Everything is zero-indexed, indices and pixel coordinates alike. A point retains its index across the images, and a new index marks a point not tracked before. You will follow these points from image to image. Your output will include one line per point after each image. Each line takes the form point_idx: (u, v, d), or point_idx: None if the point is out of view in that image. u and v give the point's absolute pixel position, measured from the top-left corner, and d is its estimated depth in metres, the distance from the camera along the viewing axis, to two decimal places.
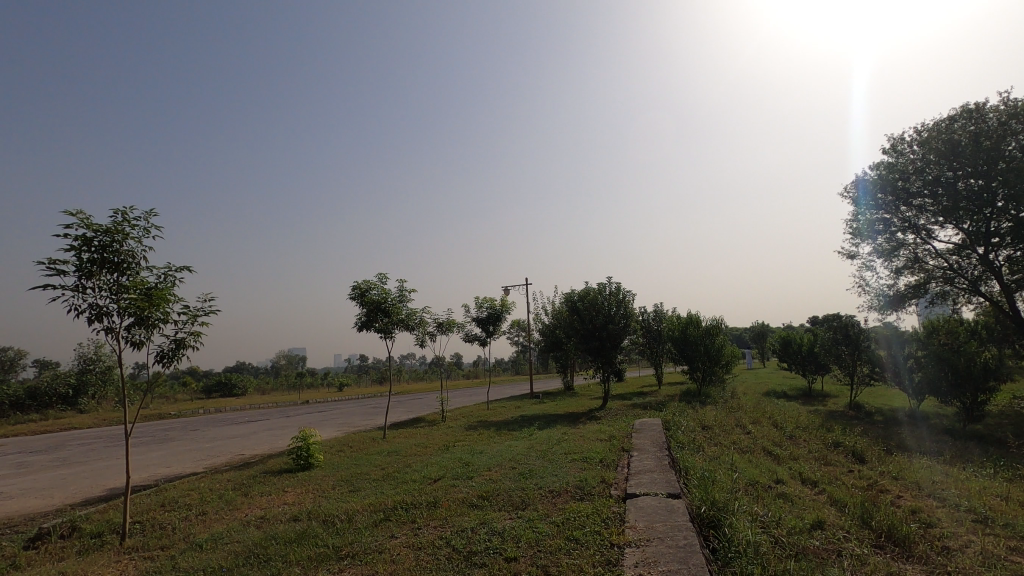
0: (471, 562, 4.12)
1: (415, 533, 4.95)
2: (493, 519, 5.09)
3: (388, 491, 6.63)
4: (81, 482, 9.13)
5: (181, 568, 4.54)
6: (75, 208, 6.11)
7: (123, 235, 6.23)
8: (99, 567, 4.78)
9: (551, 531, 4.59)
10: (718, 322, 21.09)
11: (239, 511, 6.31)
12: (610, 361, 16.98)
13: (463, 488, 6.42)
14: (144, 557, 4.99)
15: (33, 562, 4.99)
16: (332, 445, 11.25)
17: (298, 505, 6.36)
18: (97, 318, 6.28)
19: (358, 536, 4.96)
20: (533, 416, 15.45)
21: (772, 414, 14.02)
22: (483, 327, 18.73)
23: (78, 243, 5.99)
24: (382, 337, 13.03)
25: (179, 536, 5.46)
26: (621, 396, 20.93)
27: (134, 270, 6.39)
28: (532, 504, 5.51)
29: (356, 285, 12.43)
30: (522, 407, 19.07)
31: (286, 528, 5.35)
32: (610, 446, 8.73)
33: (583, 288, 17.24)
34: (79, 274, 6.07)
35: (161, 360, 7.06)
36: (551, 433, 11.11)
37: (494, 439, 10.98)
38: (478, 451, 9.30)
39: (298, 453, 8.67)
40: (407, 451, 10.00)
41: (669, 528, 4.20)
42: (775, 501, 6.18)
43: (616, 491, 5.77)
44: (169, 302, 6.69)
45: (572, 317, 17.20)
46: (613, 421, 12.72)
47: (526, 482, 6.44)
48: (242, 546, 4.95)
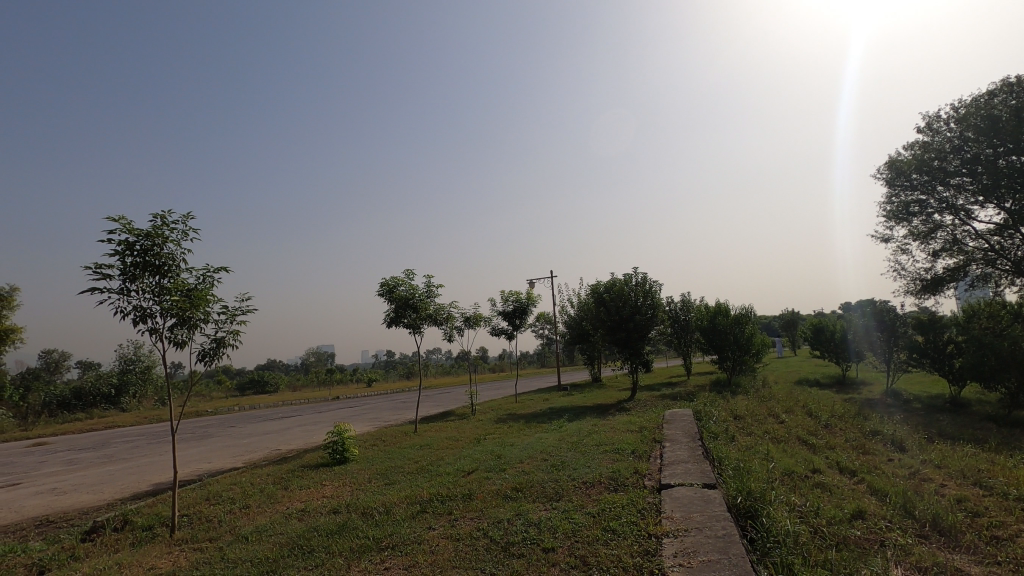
0: (509, 553, 4.17)
1: (452, 525, 5.02)
2: (528, 510, 5.13)
3: (423, 484, 6.70)
4: (128, 477, 9.48)
5: (230, 560, 4.69)
6: (118, 214, 6.33)
7: (163, 239, 6.41)
8: (152, 559, 4.96)
9: (587, 522, 4.61)
10: (748, 310, 20.75)
11: (281, 504, 6.49)
12: (637, 352, 16.87)
13: (496, 480, 6.47)
14: (193, 549, 5.18)
15: (90, 554, 5.23)
16: (365, 440, 11.42)
17: (336, 498, 6.50)
18: (141, 319, 6.50)
19: (397, 527, 5.05)
20: (562, 408, 15.48)
21: (806, 403, 13.76)
22: (510, 321, 18.78)
23: (122, 248, 6.20)
24: (411, 332, 13.15)
25: (225, 529, 5.65)
26: (649, 387, 20.80)
27: (174, 272, 6.59)
28: (566, 495, 5.53)
29: (384, 282, 12.59)
30: (551, 399, 19.09)
31: (327, 521, 5.49)
32: (642, 437, 8.67)
33: (609, 279, 17.14)
34: (123, 278, 6.30)
35: (203, 359, 7.28)
36: (581, 425, 11.08)
37: (524, 431, 11.02)
38: (509, 443, 9.36)
39: (334, 448, 8.84)
40: (439, 444, 10.10)
41: (707, 518, 4.17)
42: (813, 490, 6.07)
43: (649, 482, 5.75)
44: (209, 303, 6.88)
45: (598, 309, 17.13)
46: (642, 412, 12.65)
47: (560, 474, 6.45)
48: (286, 537, 5.10)
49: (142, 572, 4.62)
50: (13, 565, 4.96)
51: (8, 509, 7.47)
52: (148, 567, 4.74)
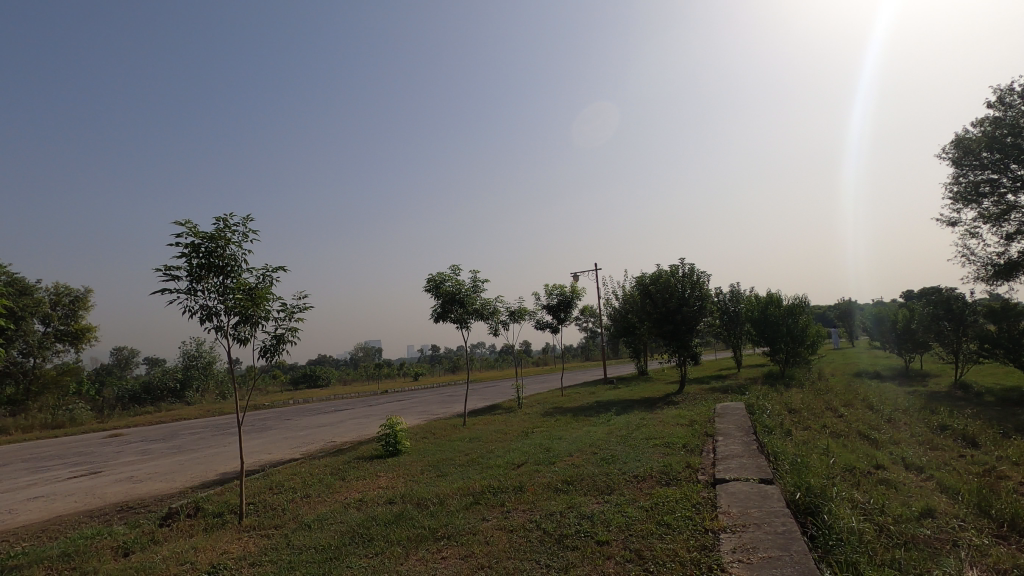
0: (563, 545, 4.20)
1: (506, 517, 5.09)
2: (580, 503, 5.14)
3: (475, 476, 6.81)
4: (196, 467, 10.04)
5: (295, 546, 4.90)
6: (184, 218, 6.70)
7: (225, 241, 6.72)
8: (223, 543, 5.25)
9: (640, 516, 4.58)
10: (802, 300, 20.00)
11: (339, 494, 6.73)
12: (686, 344, 16.53)
13: (547, 473, 6.50)
14: (261, 535, 5.44)
15: (168, 538, 5.57)
16: (416, 432, 11.64)
17: (391, 489, 6.68)
18: (207, 318, 6.84)
19: (452, 518, 5.16)
20: (609, 402, 15.37)
21: (866, 396, 13.17)
22: (555, 315, 18.75)
23: (188, 249, 6.54)
24: (458, 327, 13.32)
25: (289, 517, 5.91)
26: (698, 380, 20.39)
27: (236, 272, 6.90)
28: (618, 489, 5.50)
29: (431, 277, 12.81)
30: (597, 392, 18.96)
31: (384, 510, 5.66)
32: (693, 430, 8.52)
33: (655, 271, 16.88)
34: (190, 278, 6.65)
35: (264, 354, 7.61)
36: (629, 418, 10.97)
37: (572, 425, 11.01)
38: (557, 437, 9.37)
39: (387, 440, 9.08)
40: (488, 437, 10.20)
41: (765, 514, 4.07)
42: (876, 487, 5.82)
43: (703, 477, 5.66)
44: (268, 301, 7.18)
45: (644, 302, 16.89)
46: (692, 405, 12.42)
47: (610, 467, 6.42)
48: (347, 526, 5.28)
49: (216, 556, 4.90)
50: (102, 547, 5.36)
51: (93, 495, 8.05)
52: (221, 551, 5.01)
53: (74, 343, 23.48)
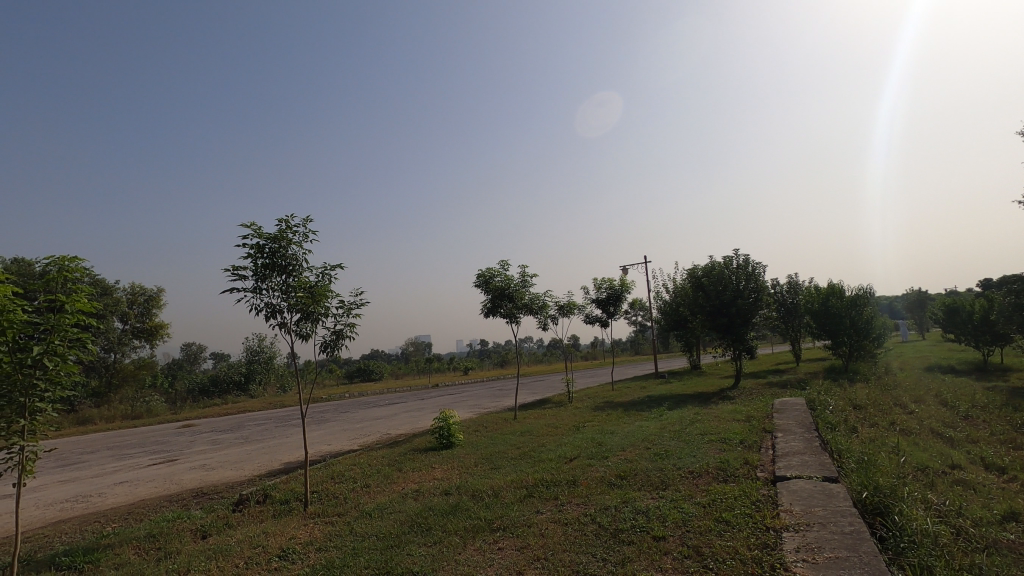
0: (618, 539, 4.19)
1: (560, 510, 5.11)
2: (635, 498, 5.10)
3: (528, 469, 6.86)
4: (262, 456, 10.58)
5: (357, 534, 5.10)
6: (249, 220, 7.04)
7: (287, 241, 7.03)
8: (291, 529, 5.51)
9: (697, 512, 4.51)
10: (866, 291, 19.01)
11: (397, 485, 6.93)
12: (741, 338, 16.01)
13: (600, 467, 6.48)
14: (325, 522, 5.69)
15: (241, 522, 5.91)
16: (468, 426, 11.81)
17: (446, 480, 6.83)
18: (272, 315, 7.18)
19: (507, 510, 5.23)
20: (661, 396, 15.11)
21: (940, 392, 12.38)
22: (604, 309, 18.59)
23: (254, 250, 6.88)
24: (508, 321, 13.42)
25: (351, 505, 6.15)
26: (754, 374, 19.75)
27: (298, 270, 7.20)
28: (673, 484, 5.43)
29: (480, 273, 12.97)
30: (648, 387, 18.67)
31: (441, 501, 5.80)
32: (750, 426, 8.28)
33: (708, 263, 16.47)
34: (256, 278, 6.99)
35: (325, 349, 7.91)
36: (683, 413, 10.76)
37: (624, 419, 10.90)
38: (609, 431, 9.30)
39: (440, 432, 9.27)
40: (540, 431, 10.25)
41: (831, 513, 3.93)
42: (952, 488, 5.49)
43: (762, 474, 5.50)
44: (328, 298, 7.46)
45: (697, 295, 16.51)
46: (748, 400, 12.04)
47: (664, 463, 6.34)
48: (406, 515, 5.45)
49: (285, 541, 5.16)
50: (182, 530, 5.74)
51: (171, 481, 8.62)
52: (289, 537, 5.28)
53: (149, 339, 25.13)
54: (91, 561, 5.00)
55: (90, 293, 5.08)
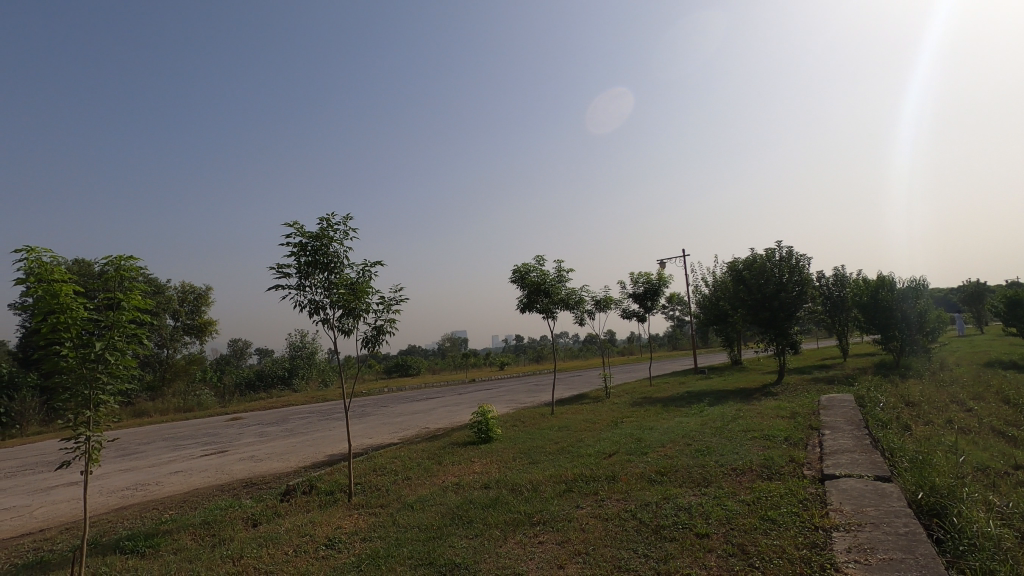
0: (660, 536, 4.14)
1: (600, 505, 5.09)
2: (676, 494, 5.03)
3: (566, 464, 6.86)
4: (307, 448, 10.90)
5: (400, 525, 5.21)
6: (292, 220, 7.27)
7: (329, 239, 7.20)
8: (337, 519, 5.67)
9: (742, 509, 4.42)
10: (920, 284, 18.12)
11: (437, 478, 7.03)
12: (785, 332, 15.54)
13: (640, 463, 6.41)
14: (369, 513, 5.83)
15: (289, 512, 6.11)
16: (506, 420, 11.88)
17: (486, 474, 6.89)
18: (315, 311, 7.38)
19: (547, 504, 5.25)
20: (701, 392, 14.82)
21: (1001, 388, 11.73)
22: (641, 303, 18.36)
23: (297, 248, 7.08)
24: (544, 317, 13.42)
25: (393, 497, 6.27)
26: (798, 370, 19.20)
27: (339, 268, 7.38)
28: (716, 481, 5.33)
29: (516, 269, 13.00)
30: (687, 382, 18.34)
31: (481, 495, 5.85)
32: (796, 423, 8.05)
33: (749, 255, 16.06)
34: (300, 275, 7.19)
35: (366, 345, 8.09)
36: (724, 409, 10.55)
37: (664, 415, 10.75)
38: (648, 427, 9.19)
39: (479, 427, 9.35)
40: (577, 426, 10.21)
41: (884, 513, 3.79)
42: (1017, 490, 5.20)
43: (809, 471, 5.34)
44: (368, 295, 7.61)
45: (738, 288, 16.13)
46: (793, 396, 11.69)
47: (706, 459, 6.23)
48: (447, 508, 5.53)
49: (331, 530, 5.31)
50: (234, 518, 5.97)
51: (222, 472, 8.98)
52: (335, 526, 5.43)
53: (199, 336, 26.21)
54: (151, 546, 5.27)
55: (145, 291, 5.30)
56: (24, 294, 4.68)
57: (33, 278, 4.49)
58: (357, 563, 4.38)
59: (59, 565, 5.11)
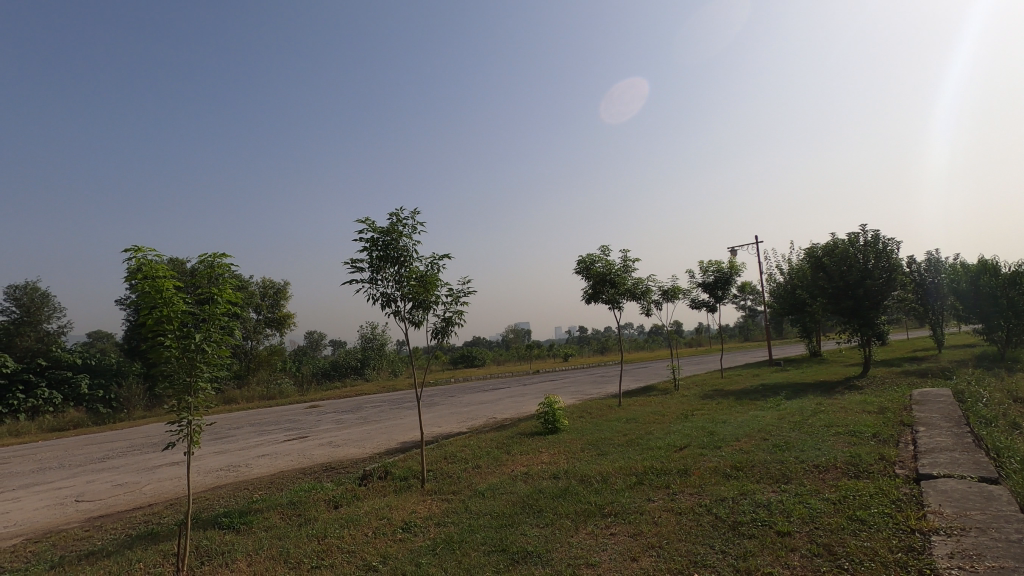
0: (738, 532, 4.01)
1: (672, 499, 4.99)
2: (754, 490, 4.84)
3: (636, 457, 6.76)
4: (380, 435, 11.36)
5: (472, 511, 5.33)
6: (364, 217, 7.55)
7: (398, 234, 7.42)
8: (411, 504, 5.89)
9: (827, 508, 4.20)
10: None
11: (506, 467, 7.13)
12: (870, 323, 14.56)
13: (713, 458, 6.21)
14: (442, 499, 6.00)
15: (366, 495, 6.40)
16: (572, 412, 11.86)
17: (554, 464, 6.92)
18: (387, 304, 7.65)
19: (617, 496, 5.20)
20: (776, 385, 14.19)
21: None
22: (711, 293, 17.74)
23: (369, 244, 7.36)
24: (610, 308, 13.25)
25: (464, 484, 6.43)
26: (885, 362, 17.94)
27: (409, 261, 7.59)
28: (796, 478, 5.09)
29: (581, 259, 12.92)
30: (761, 375, 17.59)
31: (550, 485, 5.89)
32: (885, 418, 7.53)
33: (830, 241, 15.14)
34: (372, 269, 7.48)
35: (436, 336, 8.30)
36: (804, 403, 10.02)
37: (737, 408, 10.37)
38: (721, 420, 8.90)
39: (546, 417, 9.38)
40: (646, 419, 10.05)
41: (991, 518, 3.48)
42: None
43: (902, 470, 4.99)
44: (437, 287, 7.79)
45: (817, 276, 15.28)
46: (880, 390, 10.94)
47: (785, 455, 5.95)
48: (517, 496, 5.60)
49: (407, 515, 5.52)
50: (317, 499, 6.33)
51: (304, 456, 9.52)
52: (410, 511, 5.64)
53: (279, 328, 27.83)
54: (245, 523, 5.68)
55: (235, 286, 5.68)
56: (133, 289, 5.14)
57: (140, 275, 4.91)
58: (433, 547, 4.53)
59: (166, 536, 5.62)
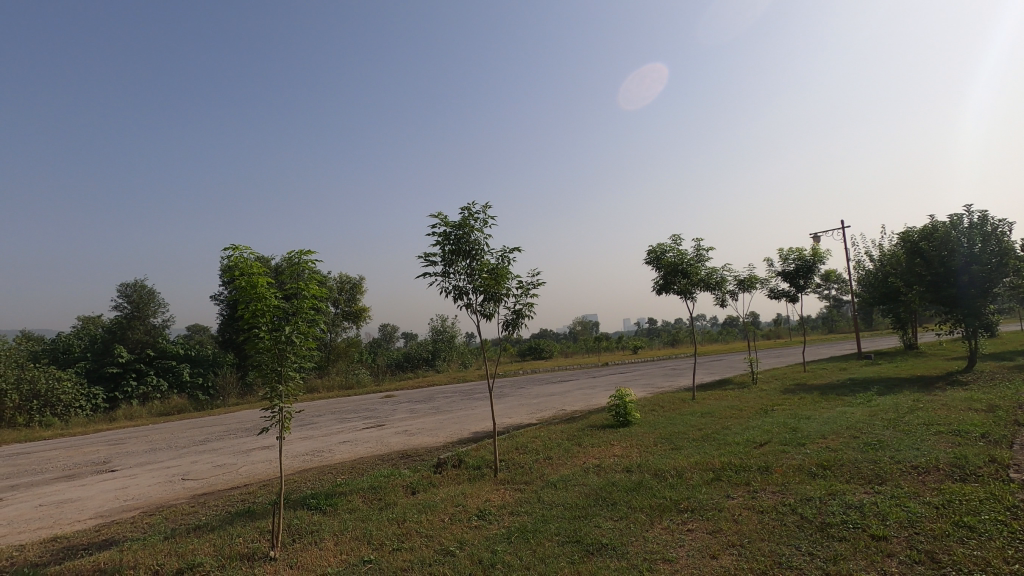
0: (827, 534, 3.80)
1: (753, 496, 4.80)
2: (843, 491, 4.56)
3: (712, 452, 6.55)
4: (453, 425, 11.65)
5: (545, 502, 5.38)
6: (437, 211, 7.77)
7: (470, 228, 7.56)
8: (485, 492, 6.01)
9: (929, 513, 3.89)
10: None
11: (578, 459, 7.12)
12: (977, 313, 13.28)
13: (797, 455, 5.92)
14: (515, 489, 6.09)
15: (441, 483, 6.60)
16: (644, 405, 11.64)
17: (627, 458, 6.83)
18: (459, 296, 7.83)
19: (694, 492, 5.07)
20: (867, 379, 13.27)
21: None
22: (792, 282, 16.81)
23: (442, 238, 7.55)
24: (682, 299, 12.86)
25: (537, 475, 6.48)
26: (994, 356, 16.33)
27: (480, 255, 7.71)
28: (892, 480, 4.74)
29: (652, 250, 12.64)
30: (848, 369, 16.49)
31: (624, 478, 5.83)
32: (996, 417, 6.87)
33: (928, 224, 13.91)
34: (445, 263, 7.67)
35: (507, 328, 8.41)
36: (899, 399, 9.30)
37: (822, 404, 9.80)
38: (805, 416, 8.44)
39: (617, 411, 9.27)
40: (722, 413, 9.70)
41: None
42: None
43: (1017, 474, 4.53)
44: (508, 280, 7.86)
45: (913, 262, 14.13)
46: (989, 387, 9.96)
47: (877, 454, 5.56)
48: (590, 489, 5.58)
49: (481, 503, 5.65)
50: (396, 485, 6.59)
51: (382, 443, 9.95)
52: (485, 499, 5.77)
53: (355, 321, 29.16)
54: (331, 505, 6.01)
55: (320, 281, 5.96)
56: (231, 283, 5.55)
57: (238, 272, 5.30)
58: (507, 535, 4.61)
59: (262, 514, 6.06)
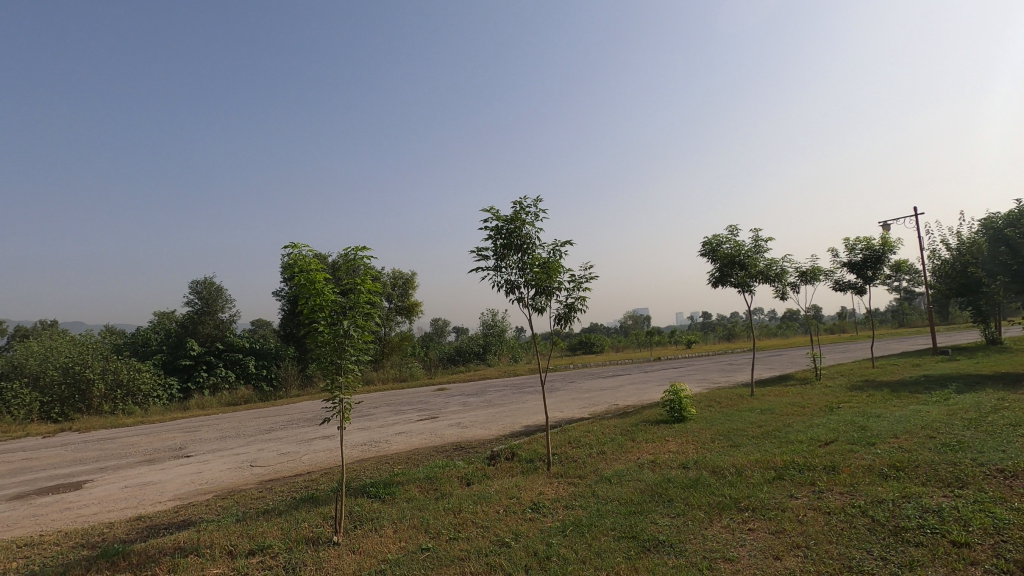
0: (902, 538, 3.60)
1: (819, 497, 4.60)
2: (919, 493, 4.31)
3: (774, 450, 6.31)
4: (505, 418, 11.74)
5: (600, 496, 5.35)
6: (489, 206, 7.82)
7: (521, 222, 7.58)
8: (539, 485, 6.04)
9: (1017, 520, 3.61)
10: None
11: (632, 454, 7.03)
12: None
13: (866, 455, 5.62)
14: (569, 482, 6.09)
15: (495, 475, 6.67)
16: (699, 401, 11.34)
17: (683, 454, 6.68)
18: (511, 290, 7.86)
19: (755, 490, 4.91)
20: (943, 376, 12.45)
21: None
22: (860, 273, 15.94)
23: (494, 233, 7.61)
24: (739, 291, 12.44)
25: (590, 469, 6.45)
26: None
27: (532, 249, 7.72)
28: (974, 483, 4.43)
29: (707, 241, 12.29)
30: (922, 365, 15.49)
31: (680, 474, 5.71)
32: None
33: (1017, 210, 12.83)
34: (497, 257, 7.73)
35: (559, 322, 8.37)
36: (980, 398, 8.67)
37: (894, 402, 9.26)
38: (875, 414, 8.00)
39: (672, 406, 9.08)
40: (784, 410, 9.33)
41: None
42: None
43: None
44: (559, 273, 7.83)
45: (999, 251, 13.07)
46: None
47: (957, 456, 5.20)
48: (645, 484, 5.51)
49: (535, 495, 5.68)
50: (450, 476, 6.72)
51: (436, 435, 10.15)
52: (538, 492, 5.80)
53: (408, 316, 29.81)
54: (389, 494, 6.18)
55: (375, 275, 6.11)
56: (292, 279, 5.80)
57: (298, 269, 5.53)
58: (562, 528, 4.62)
59: (325, 501, 6.31)
